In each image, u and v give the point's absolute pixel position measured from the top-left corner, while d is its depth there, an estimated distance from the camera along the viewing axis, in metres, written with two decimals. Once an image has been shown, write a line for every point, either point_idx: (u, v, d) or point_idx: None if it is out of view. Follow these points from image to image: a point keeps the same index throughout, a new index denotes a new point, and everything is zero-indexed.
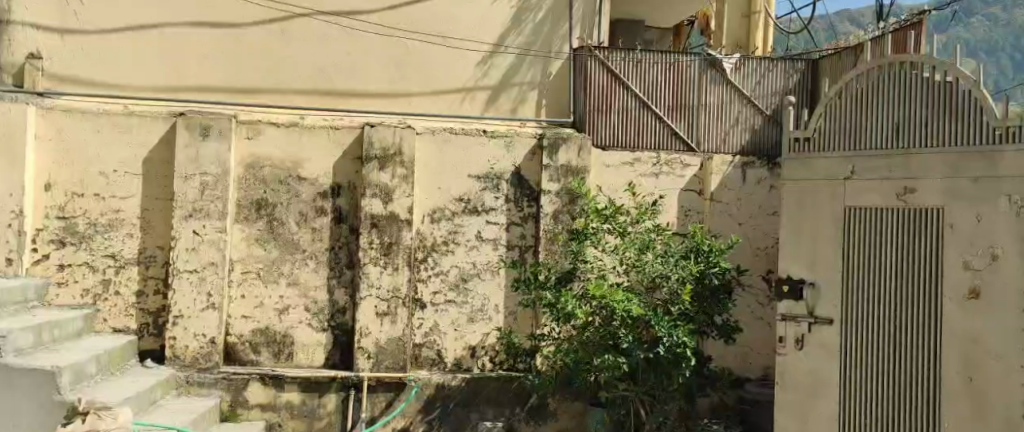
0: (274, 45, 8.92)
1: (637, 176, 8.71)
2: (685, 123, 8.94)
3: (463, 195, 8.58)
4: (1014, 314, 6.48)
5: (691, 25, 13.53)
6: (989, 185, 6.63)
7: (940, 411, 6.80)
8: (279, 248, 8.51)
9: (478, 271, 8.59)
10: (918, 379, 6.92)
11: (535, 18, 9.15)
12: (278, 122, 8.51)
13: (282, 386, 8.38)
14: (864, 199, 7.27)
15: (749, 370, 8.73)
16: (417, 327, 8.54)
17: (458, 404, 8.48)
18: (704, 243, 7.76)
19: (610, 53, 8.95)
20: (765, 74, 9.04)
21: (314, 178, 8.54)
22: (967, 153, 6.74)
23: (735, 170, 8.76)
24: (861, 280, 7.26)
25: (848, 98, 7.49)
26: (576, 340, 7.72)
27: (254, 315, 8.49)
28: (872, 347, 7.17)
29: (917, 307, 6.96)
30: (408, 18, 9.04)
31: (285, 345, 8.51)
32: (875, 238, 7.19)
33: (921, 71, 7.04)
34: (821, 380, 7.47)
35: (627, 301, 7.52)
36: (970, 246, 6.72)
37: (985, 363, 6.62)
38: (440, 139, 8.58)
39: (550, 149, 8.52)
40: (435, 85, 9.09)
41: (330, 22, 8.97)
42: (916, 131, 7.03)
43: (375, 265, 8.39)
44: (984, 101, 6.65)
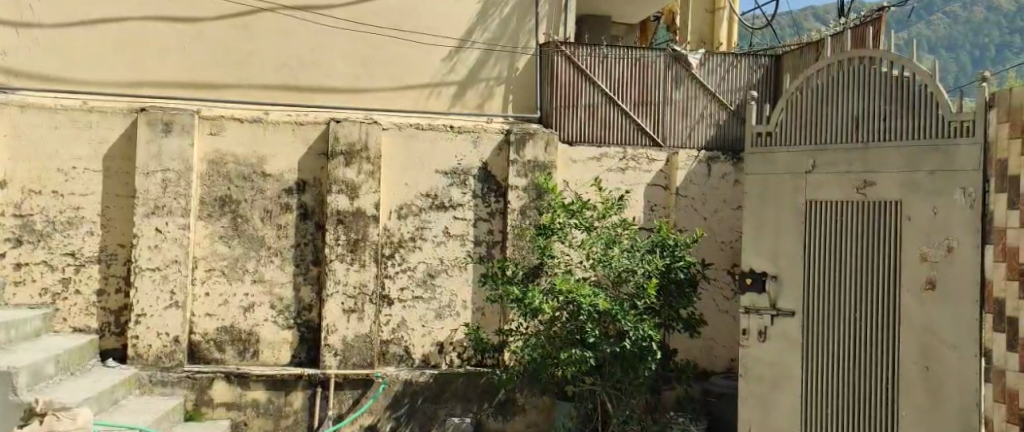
0: (237, 41, 8.83)
1: (603, 171, 8.74)
2: (651, 119, 9.00)
3: (431, 191, 8.57)
4: (969, 305, 6.64)
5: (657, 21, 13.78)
6: (944, 178, 6.77)
7: (898, 400, 6.95)
8: (244, 245, 8.43)
9: (445, 267, 8.58)
10: (877, 369, 7.05)
11: (499, 15, 9.16)
12: (242, 117, 8.42)
13: (247, 384, 8.32)
14: (824, 193, 7.39)
15: (714, 363, 8.85)
16: (384, 324, 8.50)
17: (425, 400, 8.46)
18: (669, 238, 7.85)
19: (577, 49, 8.98)
20: (729, 70, 9.13)
21: (278, 174, 8.47)
22: (923, 147, 6.89)
23: (700, 165, 8.83)
24: (821, 273, 7.37)
25: (808, 93, 7.58)
26: (543, 335, 7.77)
27: (218, 313, 8.40)
28: (831, 338, 7.30)
29: (874, 298, 7.10)
30: (373, 14, 9.02)
31: (250, 343, 8.43)
32: (835, 231, 7.31)
33: (879, 67, 7.16)
34: (782, 372, 7.57)
35: (593, 296, 7.57)
36: (927, 238, 6.86)
37: (940, 352, 6.77)
38: (406, 135, 8.56)
39: (517, 146, 8.53)
40: (400, 80, 9.07)
41: (295, 17, 8.89)
42: (875, 126, 7.17)
43: (342, 262, 8.35)
44: (939, 97, 6.80)
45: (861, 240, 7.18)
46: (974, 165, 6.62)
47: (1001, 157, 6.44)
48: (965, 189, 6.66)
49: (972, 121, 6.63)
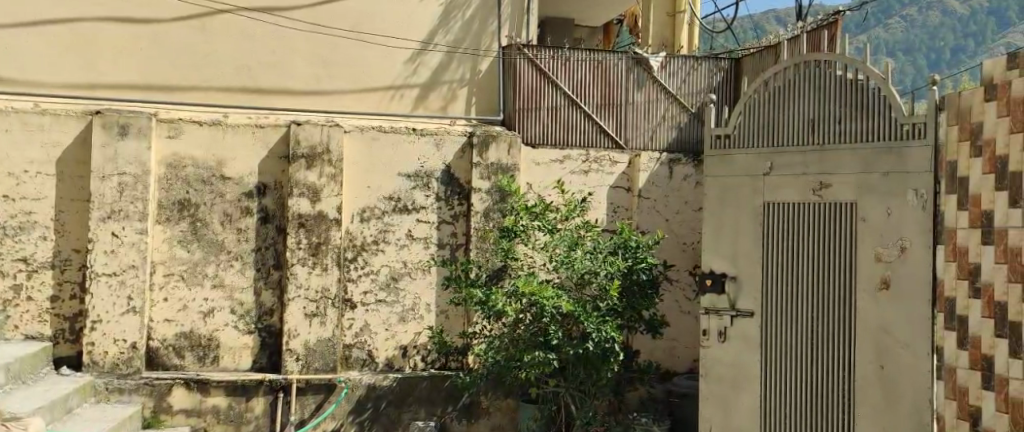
0: (195, 42, 8.71)
1: (566, 173, 8.80)
2: (613, 121, 9.06)
3: (394, 193, 8.53)
4: (923, 304, 6.78)
5: (621, 23, 13.87)
6: (898, 180, 6.92)
7: (854, 398, 7.08)
8: (203, 249, 8.32)
9: (408, 270, 8.55)
10: (833, 368, 7.17)
11: (462, 17, 9.16)
12: (200, 120, 8.31)
13: (207, 390, 8.19)
14: (781, 194, 7.50)
15: (676, 363, 8.94)
16: (347, 328, 8.44)
17: (389, 404, 8.42)
18: (632, 239, 7.89)
19: (539, 51, 9.00)
20: (691, 72, 9.21)
21: (238, 177, 8.37)
22: (878, 149, 7.03)
23: (662, 166, 8.91)
24: (778, 274, 7.47)
25: (766, 95, 7.69)
26: (507, 337, 7.81)
27: (177, 319, 8.29)
28: (788, 338, 7.41)
29: (831, 298, 7.21)
30: (334, 16, 8.96)
31: (211, 349, 8.32)
32: (792, 232, 7.42)
33: (835, 70, 7.30)
34: (741, 371, 7.67)
35: (556, 298, 7.58)
36: (882, 238, 7.00)
37: (895, 350, 6.91)
38: (368, 137, 8.51)
39: (480, 148, 8.55)
40: (362, 82, 9.03)
41: (254, 19, 8.80)
42: (831, 128, 7.30)
43: (303, 266, 8.29)
44: (893, 100, 6.95)
45: (817, 241, 7.29)
46: (926, 166, 6.77)
47: (951, 159, 6.51)
48: (917, 190, 6.81)
49: (925, 124, 6.79)
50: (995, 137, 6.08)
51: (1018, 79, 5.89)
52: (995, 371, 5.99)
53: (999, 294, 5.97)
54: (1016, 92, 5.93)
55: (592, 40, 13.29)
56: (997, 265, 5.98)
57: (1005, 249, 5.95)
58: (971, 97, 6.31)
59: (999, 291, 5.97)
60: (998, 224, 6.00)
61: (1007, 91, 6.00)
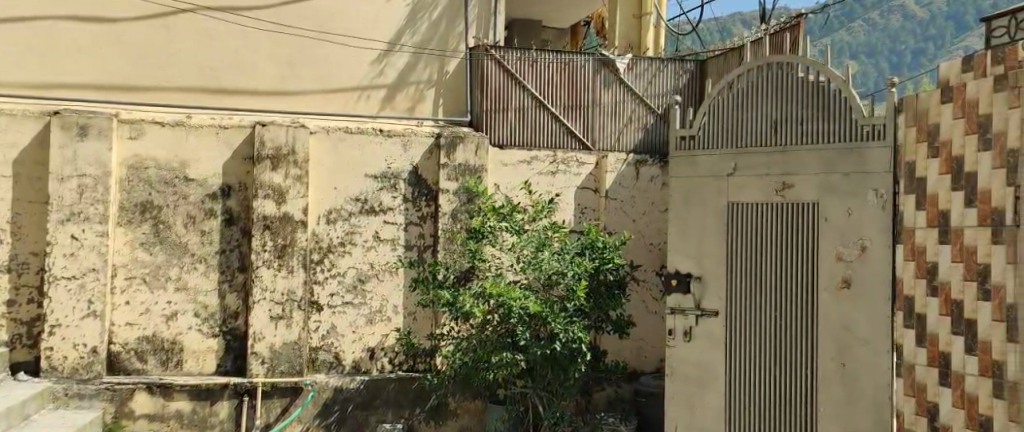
0: (156, 42, 8.58)
1: (534, 174, 8.84)
2: (581, 122, 9.08)
3: (361, 194, 8.49)
4: (882, 302, 6.88)
5: (587, 24, 13.85)
6: (858, 180, 7.03)
7: (817, 397, 7.17)
8: (166, 252, 8.21)
9: (376, 272, 8.51)
10: (796, 367, 7.26)
11: (429, 17, 9.14)
12: (162, 121, 8.20)
13: (170, 395, 8.10)
14: (744, 195, 7.59)
15: (644, 364, 8.98)
16: (313, 331, 8.37)
17: (356, 407, 8.38)
18: (598, 240, 7.92)
19: (506, 52, 9.00)
20: (657, 74, 9.28)
21: (202, 179, 8.27)
22: (838, 150, 7.14)
23: (629, 168, 8.98)
24: (742, 273, 7.55)
25: (730, 96, 7.77)
26: (476, 339, 7.76)
27: (139, 323, 8.16)
28: (752, 337, 7.48)
29: (793, 297, 7.31)
30: (299, 16, 8.89)
31: (174, 352, 8.21)
32: (755, 232, 7.50)
33: (797, 72, 7.40)
34: (706, 370, 7.74)
35: (524, 298, 7.59)
36: (842, 238, 7.10)
37: (856, 348, 7.02)
38: (335, 138, 8.46)
39: (447, 149, 8.53)
40: (328, 83, 8.97)
41: (217, 18, 8.71)
42: (794, 129, 7.39)
43: (268, 268, 8.21)
44: (853, 102, 7.05)
45: (780, 241, 7.38)
46: (885, 168, 6.89)
47: (909, 159, 6.62)
48: (877, 190, 6.92)
49: (884, 125, 6.88)
50: (951, 137, 6.19)
51: (973, 82, 6.01)
52: (952, 369, 6.11)
53: (956, 292, 6.09)
54: (969, 93, 6.05)
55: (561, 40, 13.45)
56: (953, 264, 6.11)
57: (960, 248, 6.07)
58: (928, 99, 6.43)
59: (956, 289, 6.08)
60: (954, 223, 6.12)
61: (963, 93, 6.11)
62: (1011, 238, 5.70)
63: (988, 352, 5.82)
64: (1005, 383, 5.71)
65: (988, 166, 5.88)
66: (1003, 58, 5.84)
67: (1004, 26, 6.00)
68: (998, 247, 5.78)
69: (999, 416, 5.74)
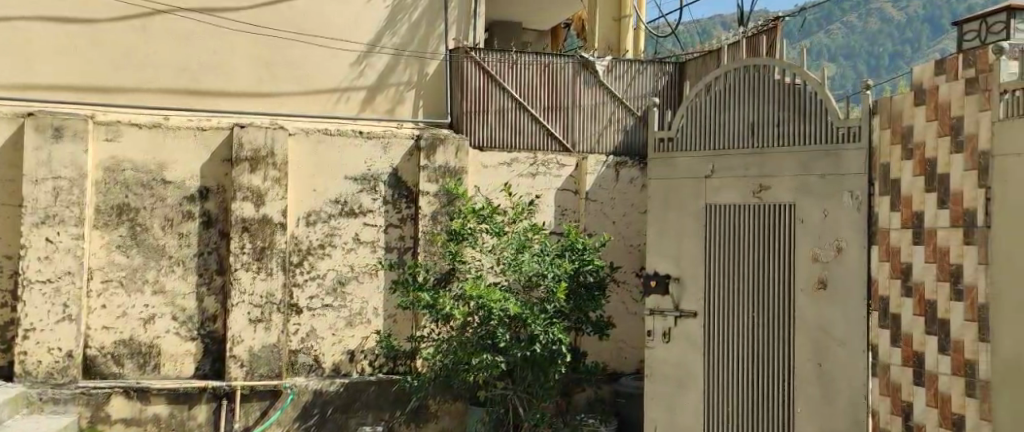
0: (132, 43, 8.51)
1: (514, 176, 8.87)
2: (561, 123, 9.09)
3: (340, 197, 8.46)
4: (857, 303, 6.87)
5: (567, 26, 13.84)
6: (834, 181, 7.03)
7: (794, 397, 7.17)
8: (143, 254, 8.13)
9: (356, 274, 8.48)
10: (773, 368, 7.27)
11: (409, 19, 9.15)
12: (139, 122, 8.13)
13: (148, 399, 8.03)
14: (721, 196, 7.63)
15: (624, 364, 9.04)
16: (293, 333, 8.33)
17: (336, 410, 8.35)
18: (578, 241, 7.94)
19: (486, 54, 9.01)
20: (636, 77, 9.31)
21: (179, 181, 8.20)
22: (814, 151, 7.14)
23: (609, 170, 9.03)
24: (719, 274, 7.59)
25: (708, 98, 7.83)
26: (456, 341, 7.73)
27: (115, 326, 8.08)
28: (730, 338, 7.52)
29: (770, 298, 7.32)
30: (277, 17, 8.85)
31: (151, 356, 8.14)
32: (733, 233, 7.54)
33: (774, 73, 7.43)
34: (685, 371, 7.80)
35: (504, 300, 7.57)
36: (818, 239, 7.11)
37: (833, 349, 7.00)
38: (315, 140, 8.43)
39: (428, 151, 8.52)
40: (307, 85, 8.94)
41: (194, 19, 8.64)
42: (770, 131, 7.42)
43: (247, 271, 8.16)
44: (828, 103, 7.06)
45: (757, 242, 7.41)
46: (860, 169, 6.88)
47: (883, 161, 6.71)
48: (852, 191, 6.93)
49: (859, 127, 6.89)
50: (924, 139, 6.28)
51: (946, 84, 6.09)
52: (926, 368, 6.20)
53: (930, 292, 6.18)
54: (942, 96, 6.14)
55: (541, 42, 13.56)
56: (927, 265, 6.20)
57: (933, 249, 6.17)
58: (902, 101, 6.51)
59: (930, 289, 6.18)
60: (928, 224, 6.21)
61: (936, 96, 6.19)
62: (983, 239, 5.80)
63: (961, 351, 5.91)
64: (977, 382, 5.81)
65: (960, 168, 5.97)
66: (975, 61, 5.90)
67: (976, 29, 6.16)
68: (971, 247, 5.87)
69: (972, 415, 5.83)
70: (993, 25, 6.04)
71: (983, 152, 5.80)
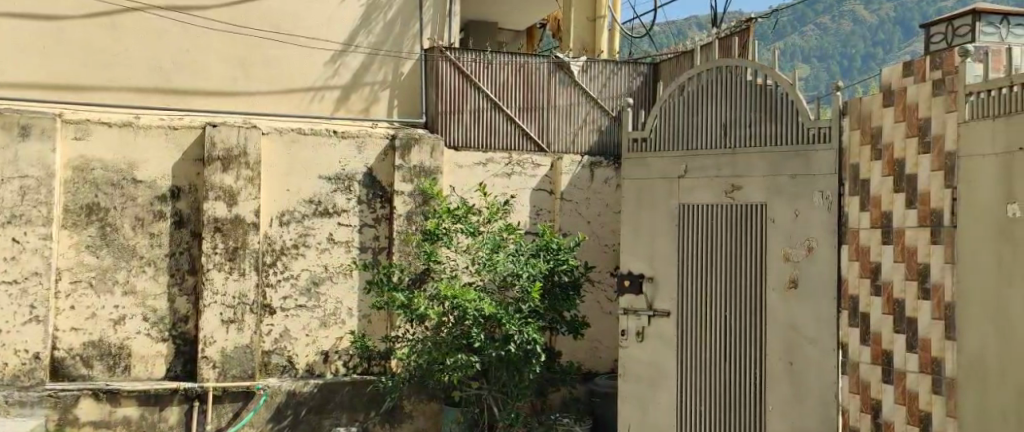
0: (102, 40, 8.40)
1: (489, 176, 8.86)
2: (535, 123, 9.10)
3: (314, 196, 8.42)
4: (827, 303, 6.90)
5: (543, 26, 13.87)
6: (805, 181, 7.05)
7: (766, 396, 7.21)
8: (114, 254, 8.03)
9: (330, 274, 8.44)
10: (745, 367, 7.32)
11: (384, 18, 9.13)
12: (109, 121, 8.02)
13: (118, 400, 7.92)
14: (694, 196, 7.68)
15: (598, 363, 9.08)
16: (266, 334, 8.28)
17: (310, 411, 8.30)
18: (553, 241, 7.94)
19: (461, 54, 8.98)
20: (610, 77, 9.34)
21: (151, 180, 8.12)
22: (786, 152, 7.16)
23: (584, 169, 9.06)
24: (693, 273, 7.64)
25: (682, 99, 7.88)
26: (431, 341, 7.70)
27: (84, 327, 7.97)
28: (702, 338, 7.56)
29: (742, 297, 7.36)
30: (250, 15, 8.78)
31: (122, 357, 8.04)
32: (706, 233, 7.59)
33: (746, 74, 7.45)
34: (658, 371, 7.84)
35: (478, 300, 7.56)
36: (789, 239, 7.14)
37: (803, 347, 7.03)
38: (288, 139, 8.37)
39: (403, 151, 8.49)
40: (281, 84, 8.88)
41: (164, 17, 8.54)
42: (742, 132, 7.46)
43: (220, 271, 8.09)
44: (798, 104, 7.08)
45: (730, 241, 7.45)
46: (831, 170, 6.90)
47: (853, 161, 6.74)
48: (823, 191, 6.94)
49: (829, 128, 6.91)
50: (893, 139, 6.36)
51: (914, 86, 6.18)
52: (894, 366, 6.28)
53: (898, 291, 6.26)
54: (910, 97, 6.22)
55: (517, 42, 13.59)
56: (896, 264, 6.28)
57: (902, 249, 6.24)
58: (872, 102, 6.58)
59: (899, 288, 6.26)
60: (897, 224, 6.29)
61: (904, 97, 6.27)
62: (949, 239, 5.86)
63: (929, 349, 5.98)
64: (943, 380, 5.87)
65: (927, 168, 6.05)
66: (941, 63, 5.99)
67: (942, 32, 6.21)
68: (938, 247, 5.94)
69: (938, 413, 5.90)
70: (959, 27, 6.11)
71: (949, 153, 5.86)
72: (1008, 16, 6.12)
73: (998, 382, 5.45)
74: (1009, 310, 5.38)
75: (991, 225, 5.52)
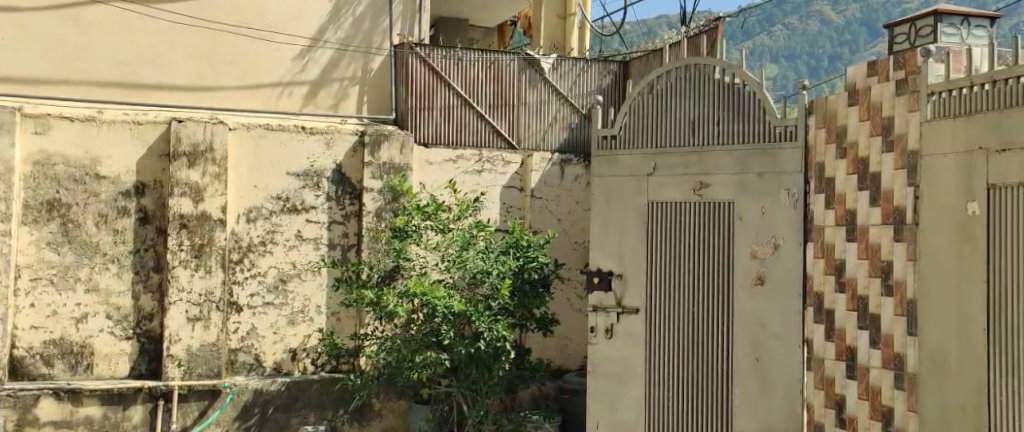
0: (63, 34, 8.26)
1: (458, 173, 8.83)
2: (505, 121, 9.09)
3: (282, 193, 8.33)
4: (792, 300, 6.95)
5: (514, 25, 13.89)
6: (771, 180, 7.11)
7: (732, 393, 7.25)
8: (75, 252, 7.89)
9: (298, 272, 8.37)
10: (712, 363, 7.36)
11: (353, 13, 9.09)
12: (71, 116, 7.87)
13: (79, 400, 7.80)
14: (662, 194, 7.71)
15: (568, 360, 9.11)
16: (232, 332, 8.19)
17: (277, 409, 8.23)
18: (523, 239, 7.92)
19: (431, 50, 8.95)
20: (580, 75, 9.34)
21: (115, 176, 7.99)
22: (753, 150, 7.21)
23: (554, 167, 9.06)
24: (661, 271, 7.67)
25: (650, 98, 7.91)
26: (400, 338, 7.66)
27: (45, 325, 7.82)
28: (671, 335, 7.58)
29: (710, 295, 7.39)
30: (216, 9, 8.68)
31: (83, 356, 7.91)
32: (674, 231, 7.62)
33: (714, 73, 7.48)
34: (626, 368, 7.87)
35: (448, 298, 7.53)
36: (756, 236, 7.19)
37: (769, 344, 7.08)
38: (256, 135, 8.29)
39: (372, 147, 8.44)
40: (248, 79, 8.79)
41: (126, 9, 8.41)
42: (710, 130, 7.49)
43: (185, 268, 7.99)
44: (765, 103, 7.13)
45: (697, 239, 7.48)
46: (797, 167, 6.97)
47: (819, 160, 6.81)
48: (789, 190, 7.00)
49: (796, 126, 6.97)
50: (857, 139, 6.43)
51: (877, 86, 6.26)
52: (858, 362, 6.36)
53: (861, 288, 6.34)
54: (874, 97, 6.29)
55: (488, 39, 13.53)
56: (859, 261, 6.36)
57: (866, 246, 6.32)
58: (836, 101, 6.65)
59: (862, 285, 6.34)
60: (860, 222, 6.37)
61: (868, 96, 6.35)
62: (910, 237, 5.93)
63: (891, 345, 6.07)
64: (904, 375, 5.96)
65: (890, 167, 6.13)
66: (903, 63, 6.07)
67: (905, 32, 6.29)
68: (900, 245, 6.02)
69: (900, 408, 5.98)
70: (922, 28, 6.18)
71: (911, 152, 5.94)
72: (968, 17, 6.20)
73: (957, 380, 5.56)
74: (969, 307, 5.48)
75: (950, 225, 5.63)
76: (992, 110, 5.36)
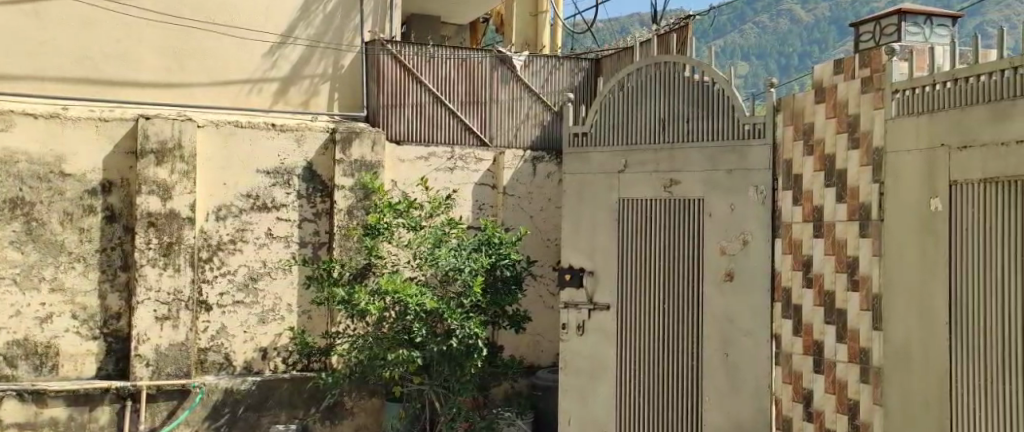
0: (25, 29, 8.11)
1: (430, 171, 8.80)
2: (477, 118, 9.08)
3: (251, 191, 8.26)
4: (760, 296, 7.00)
5: (487, 22, 14.02)
6: (739, 177, 7.16)
7: (701, 389, 7.29)
8: (39, 251, 7.76)
9: (268, 270, 8.31)
10: (681, 359, 7.40)
11: (324, 9, 9.03)
12: (35, 112, 7.74)
13: (43, 401, 7.68)
14: (633, 192, 7.75)
15: (540, 357, 9.13)
16: (202, 331, 8.11)
17: (248, 409, 8.16)
18: (495, 236, 7.91)
19: (402, 47, 8.96)
20: (552, 72, 9.36)
21: (80, 174, 7.87)
22: (722, 147, 7.24)
23: (526, 165, 9.06)
24: (631, 267, 7.72)
25: (621, 96, 7.94)
26: (372, 336, 7.63)
27: (7, 326, 7.68)
28: (642, 332, 7.63)
29: (679, 291, 7.44)
30: (184, 5, 8.57)
31: (48, 357, 7.78)
32: (643, 228, 7.66)
33: (684, 71, 7.51)
34: (599, 364, 7.91)
35: (420, 295, 7.52)
36: (724, 233, 7.23)
37: (738, 339, 7.12)
38: (224, 133, 8.20)
39: (343, 144, 8.39)
40: (217, 76, 8.71)
41: (91, 4, 8.28)
42: (679, 128, 7.53)
43: (153, 267, 7.90)
44: (733, 101, 7.17)
45: (666, 236, 7.53)
46: (764, 164, 7.02)
47: (786, 157, 6.87)
48: (757, 187, 7.05)
49: (764, 123, 7.02)
50: (824, 136, 6.50)
51: (843, 84, 6.32)
52: (825, 356, 6.43)
53: (828, 283, 6.41)
54: (840, 95, 6.36)
55: (460, 36, 13.55)
56: (826, 257, 6.43)
57: (832, 242, 6.40)
58: (804, 98, 6.70)
59: (829, 280, 6.41)
60: (827, 218, 6.44)
61: (834, 94, 6.42)
62: (875, 233, 6.01)
63: (857, 339, 6.14)
64: (869, 369, 6.03)
65: (856, 163, 6.20)
66: (868, 61, 6.14)
67: (870, 31, 6.35)
68: (865, 241, 6.09)
69: (866, 401, 6.05)
70: (886, 27, 6.25)
71: (877, 149, 6.02)
72: (931, 16, 6.24)
73: (920, 375, 5.64)
74: (931, 303, 5.56)
75: (913, 222, 5.71)
76: (953, 108, 5.44)
